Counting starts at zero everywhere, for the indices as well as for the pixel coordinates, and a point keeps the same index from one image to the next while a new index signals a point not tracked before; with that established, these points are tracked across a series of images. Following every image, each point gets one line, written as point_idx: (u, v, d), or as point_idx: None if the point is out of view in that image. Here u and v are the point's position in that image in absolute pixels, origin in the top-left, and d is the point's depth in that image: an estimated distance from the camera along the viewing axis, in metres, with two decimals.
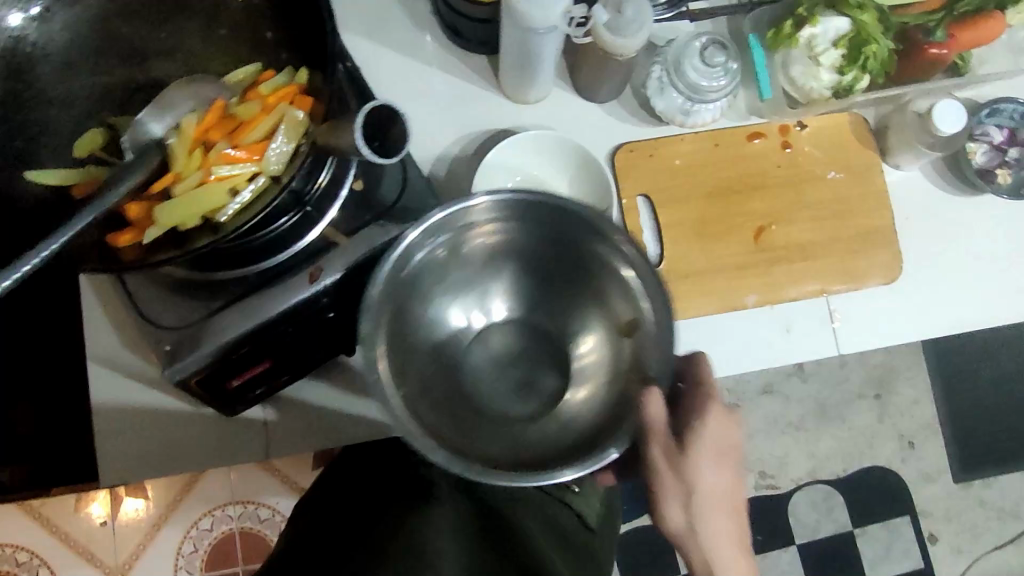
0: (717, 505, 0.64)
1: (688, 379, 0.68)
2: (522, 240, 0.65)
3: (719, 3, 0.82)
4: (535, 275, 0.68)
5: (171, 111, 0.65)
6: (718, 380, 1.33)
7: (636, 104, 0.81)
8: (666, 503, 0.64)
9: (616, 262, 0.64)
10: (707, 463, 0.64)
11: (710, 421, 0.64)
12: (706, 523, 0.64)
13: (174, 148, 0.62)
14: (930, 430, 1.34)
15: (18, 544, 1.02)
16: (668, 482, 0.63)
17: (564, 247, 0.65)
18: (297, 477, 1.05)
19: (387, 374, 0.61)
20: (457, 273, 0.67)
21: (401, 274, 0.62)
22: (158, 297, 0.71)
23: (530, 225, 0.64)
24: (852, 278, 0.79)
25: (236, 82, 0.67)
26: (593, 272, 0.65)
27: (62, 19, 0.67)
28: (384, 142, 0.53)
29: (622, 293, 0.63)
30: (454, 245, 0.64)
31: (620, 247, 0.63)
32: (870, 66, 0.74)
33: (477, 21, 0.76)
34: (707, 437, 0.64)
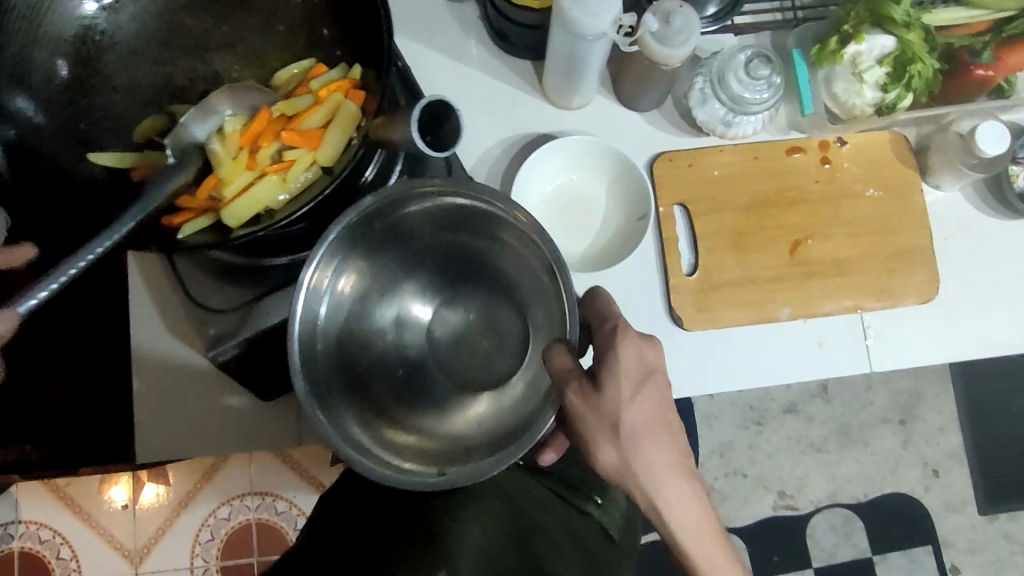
0: (648, 439, 0.62)
1: (597, 316, 0.67)
2: (389, 246, 0.62)
3: (764, 19, 0.83)
4: (434, 265, 0.64)
5: (215, 114, 0.66)
6: (739, 397, 1.33)
7: (677, 115, 0.82)
8: (601, 442, 0.61)
9: (481, 209, 0.61)
10: (629, 395, 0.62)
11: (622, 348, 0.63)
12: (643, 456, 0.61)
13: (222, 152, 0.63)
14: (955, 458, 1.33)
15: (41, 523, 1.19)
16: (588, 418, 0.61)
17: (438, 234, 0.63)
18: (314, 472, 1.22)
19: (331, 417, 0.60)
20: (388, 283, 0.63)
21: (322, 312, 0.60)
22: (208, 281, 0.75)
23: (405, 234, 0.62)
24: (887, 296, 0.79)
25: (282, 83, 0.70)
26: (486, 242, 0.63)
27: (131, 10, 0.70)
28: (436, 133, 0.59)
29: (522, 253, 0.62)
30: (368, 256, 0.61)
31: (468, 194, 0.61)
32: (914, 85, 0.75)
33: (525, 27, 0.78)
34: (620, 364, 0.62)
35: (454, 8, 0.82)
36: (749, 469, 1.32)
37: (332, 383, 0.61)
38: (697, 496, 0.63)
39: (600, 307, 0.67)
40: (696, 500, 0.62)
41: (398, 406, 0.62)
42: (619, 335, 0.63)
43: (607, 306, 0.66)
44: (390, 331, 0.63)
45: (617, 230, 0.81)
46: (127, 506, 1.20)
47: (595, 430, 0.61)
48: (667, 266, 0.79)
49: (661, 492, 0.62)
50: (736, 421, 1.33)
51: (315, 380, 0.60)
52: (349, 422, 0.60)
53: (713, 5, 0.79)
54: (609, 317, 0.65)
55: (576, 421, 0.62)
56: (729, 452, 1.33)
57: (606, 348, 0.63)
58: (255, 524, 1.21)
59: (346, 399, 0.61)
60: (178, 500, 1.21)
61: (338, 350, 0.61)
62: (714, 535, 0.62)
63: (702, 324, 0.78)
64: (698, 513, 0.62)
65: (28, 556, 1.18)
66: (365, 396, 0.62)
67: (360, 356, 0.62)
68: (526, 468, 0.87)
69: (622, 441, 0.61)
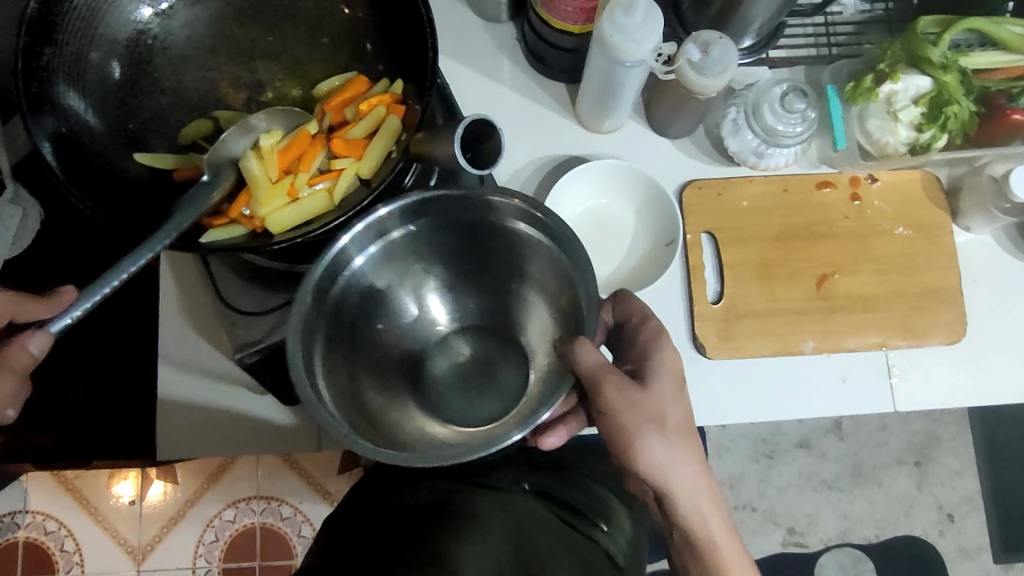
0: (684, 440, 0.62)
1: (628, 316, 0.68)
2: (434, 240, 0.67)
3: (800, 53, 0.84)
4: (460, 274, 0.70)
5: (252, 130, 0.68)
6: (752, 428, 1.32)
7: (708, 144, 0.83)
8: (643, 439, 0.60)
9: (515, 225, 0.65)
10: (671, 394, 0.62)
11: (660, 347, 0.64)
12: (675, 460, 0.61)
13: (257, 170, 0.64)
14: (972, 504, 1.31)
15: (49, 514, 1.21)
16: (631, 413, 0.60)
17: (473, 242, 0.67)
18: (323, 480, 1.23)
19: (327, 391, 0.62)
20: (421, 279, 0.69)
21: (350, 270, 0.65)
22: (239, 283, 0.76)
23: (445, 232, 0.66)
24: (913, 335, 0.79)
25: (323, 94, 0.71)
26: (522, 261, 0.67)
27: (184, 16, 0.72)
28: (477, 153, 0.61)
29: (554, 274, 0.66)
30: (411, 245, 0.66)
31: (508, 209, 0.64)
32: (950, 126, 0.75)
33: (564, 50, 0.79)
34: (660, 364, 0.63)
35: (492, 29, 0.84)
36: (758, 503, 1.31)
37: (323, 331, 0.64)
38: (718, 502, 0.63)
39: (627, 307, 0.69)
40: (717, 506, 0.63)
41: (376, 376, 0.69)
42: (657, 337, 0.65)
43: (638, 305, 0.68)
44: (396, 318, 0.70)
45: (644, 256, 0.81)
46: (134, 503, 1.22)
47: (639, 426, 0.60)
48: (692, 293, 0.79)
49: (694, 494, 0.61)
50: (747, 453, 1.32)
51: (309, 327, 0.62)
52: (318, 369, 0.63)
53: (749, 38, 0.80)
54: (642, 316, 0.67)
55: (615, 417, 0.61)
56: (739, 484, 1.31)
57: (645, 349, 0.65)
58: (259, 528, 1.23)
59: (325, 348, 0.64)
60: (185, 500, 1.22)
61: (344, 312, 0.65)
62: (736, 543, 0.62)
63: (725, 353, 0.78)
64: (719, 523, 0.62)
65: (33, 547, 1.21)
66: (348, 355, 0.66)
67: (365, 325, 0.68)
68: (535, 492, 0.85)
69: (664, 438, 0.61)
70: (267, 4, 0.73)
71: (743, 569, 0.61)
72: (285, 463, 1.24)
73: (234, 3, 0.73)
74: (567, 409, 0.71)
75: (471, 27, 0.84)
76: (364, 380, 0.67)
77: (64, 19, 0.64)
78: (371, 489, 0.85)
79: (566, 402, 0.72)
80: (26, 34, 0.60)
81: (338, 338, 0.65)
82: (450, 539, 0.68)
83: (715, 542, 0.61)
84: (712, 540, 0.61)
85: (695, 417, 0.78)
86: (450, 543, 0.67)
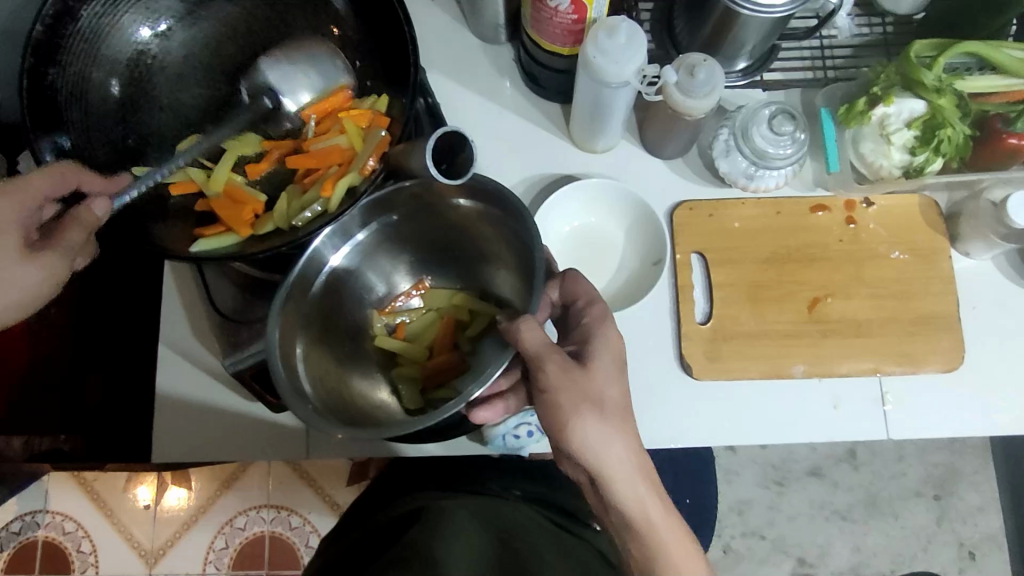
0: (622, 422, 0.63)
1: (576, 298, 0.69)
2: (401, 226, 0.73)
3: (794, 75, 0.84)
4: (431, 260, 0.78)
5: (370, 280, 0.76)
6: (761, 454, 1.30)
7: (700, 164, 0.83)
8: (580, 419, 0.61)
9: (466, 207, 0.70)
10: (610, 375, 0.64)
11: (604, 330, 0.66)
12: (613, 438, 0.62)
13: (416, 354, 0.76)
14: (993, 542, 1.26)
15: (67, 515, 1.25)
16: (568, 393, 0.62)
17: (432, 218, 0.73)
18: (331, 492, 1.25)
19: (305, 374, 0.67)
20: (391, 266, 0.77)
21: (329, 267, 0.71)
22: (236, 296, 0.78)
23: (411, 221, 0.73)
24: (909, 362, 0.77)
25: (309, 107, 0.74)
26: (479, 235, 0.73)
27: (183, 36, 0.75)
28: (451, 163, 0.63)
29: (504, 235, 0.70)
30: (377, 237, 0.73)
31: (457, 196, 0.69)
32: (944, 150, 0.73)
33: (554, 70, 0.80)
34: (603, 344, 0.65)
35: (490, 50, 0.86)
36: (768, 531, 1.28)
37: (303, 329, 0.69)
38: (655, 482, 0.63)
39: (577, 289, 0.69)
40: (653, 486, 0.63)
41: (360, 369, 0.75)
42: (601, 320, 0.66)
43: (585, 288, 0.69)
44: (376, 302, 0.78)
45: (631, 275, 0.82)
46: (149, 508, 1.25)
47: (575, 407, 0.62)
48: (680, 313, 0.78)
49: (629, 474, 0.62)
50: (757, 479, 1.30)
51: (287, 323, 0.67)
52: (298, 359, 0.68)
53: (743, 61, 0.80)
54: (588, 299, 0.68)
55: (554, 395, 0.62)
56: (748, 510, 1.29)
57: (588, 332, 0.66)
58: (268, 537, 1.25)
59: (306, 344, 0.69)
60: (198, 507, 1.25)
61: (320, 309, 0.71)
62: (674, 522, 0.62)
63: (712, 374, 0.77)
64: (653, 505, 0.62)
65: (51, 547, 1.24)
66: (327, 347, 0.72)
67: (347, 319, 0.75)
68: (525, 498, 0.87)
69: (601, 419, 0.62)
70: (263, 25, 0.76)
71: (683, 545, 0.61)
72: (294, 473, 1.26)
73: (230, 24, 0.76)
74: (506, 389, 0.70)
75: (468, 48, 0.86)
76: (347, 371, 0.74)
77: (69, 41, 0.68)
78: (371, 503, 0.91)
79: (506, 380, 0.71)
80: (32, 56, 0.64)
81: (317, 333, 0.71)
82: (436, 538, 0.73)
83: (653, 522, 0.61)
84: (650, 521, 0.61)
85: (682, 438, 0.77)
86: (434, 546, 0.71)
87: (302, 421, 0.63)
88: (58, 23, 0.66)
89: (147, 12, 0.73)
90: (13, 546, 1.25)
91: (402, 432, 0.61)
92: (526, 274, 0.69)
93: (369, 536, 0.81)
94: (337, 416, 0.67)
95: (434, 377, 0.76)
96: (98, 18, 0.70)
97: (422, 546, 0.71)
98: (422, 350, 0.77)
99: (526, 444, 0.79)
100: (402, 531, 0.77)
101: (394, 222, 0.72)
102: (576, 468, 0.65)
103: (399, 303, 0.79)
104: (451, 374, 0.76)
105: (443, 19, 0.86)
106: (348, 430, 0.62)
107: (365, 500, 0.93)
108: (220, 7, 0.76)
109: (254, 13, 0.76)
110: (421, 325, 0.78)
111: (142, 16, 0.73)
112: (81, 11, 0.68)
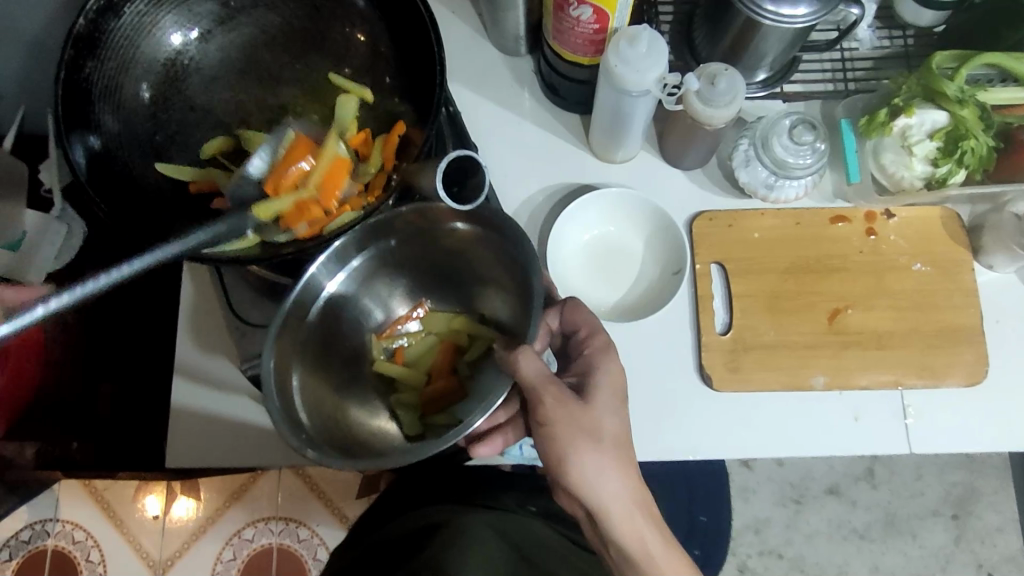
0: (620, 453, 0.62)
1: (576, 327, 0.67)
2: (393, 252, 0.72)
3: (814, 87, 0.84)
4: (429, 285, 0.77)
5: (370, 294, 0.74)
6: (777, 472, 1.28)
7: (720, 176, 0.83)
8: (578, 454, 0.61)
9: (460, 229, 0.69)
10: (610, 408, 0.62)
11: (604, 362, 0.64)
12: (608, 476, 0.62)
13: (412, 376, 0.74)
14: (1015, 564, 1.23)
15: (76, 524, 1.24)
16: (565, 427, 0.61)
17: (429, 243, 0.71)
18: (342, 505, 1.25)
19: (301, 405, 0.66)
20: (387, 292, 0.76)
21: (324, 295, 0.70)
22: (254, 300, 0.79)
23: (408, 246, 0.72)
24: (931, 374, 0.76)
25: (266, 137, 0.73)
26: (478, 258, 0.71)
27: (221, 41, 0.76)
28: (462, 186, 0.68)
29: (501, 258, 0.69)
30: (371, 263, 0.72)
31: (452, 223, 0.69)
32: (967, 161, 0.73)
33: (576, 81, 0.80)
34: (603, 378, 0.63)
35: (511, 62, 0.87)
36: (785, 551, 1.25)
37: (298, 358, 0.68)
38: (651, 511, 0.63)
39: (577, 318, 0.67)
40: (648, 513, 0.63)
41: (358, 397, 0.73)
42: (603, 350, 0.65)
43: (586, 318, 0.67)
44: (374, 327, 0.76)
45: (651, 285, 0.81)
46: (159, 519, 1.25)
47: (572, 441, 0.61)
48: (699, 323, 0.78)
49: (626, 505, 0.62)
50: (774, 497, 1.28)
51: (281, 350, 0.66)
52: (295, 389, 0.66)
53: (763, 72, 0.80)
54: (590, 329, 0.66)
55: (551, 429, 0.61)
56: (764, 529, 1.26)
57: (589, 363, 0.64)
58: (277, 549, 1.24)
59: (303, 373, 0.68)
60: (206, 518, 1.25)
61: (318, 332, 0.70)
62: (668, 545, 0.63)
63: (732, 386, 0.76)
64: (649, 533, 0.63)
65: (59, 556, 1.24)
66: (324, 371, 0.70)
67: (346, 343, 0.73)
68: (540, 514, 0.85)
69: (598, 452, 0.61)
70: (299, 35, 0.77)
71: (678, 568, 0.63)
72: (305, 484, 1.26)
73: (267, 31, 0.77)
74: (502, 421, 0.69)
75: (490, 58, 0.87)
76: (344, 399, 0.72)
77: (109, 37, 0.69)
78: (385, 502, 0.91)
79: (505, 413, 0.70)
80: (72, 48, 0.65)
81: (314, 359, 0.70)
82: (449, 556, 0.71)
83: (648, 548, 0.62)
84: (646, 548, 0.62)
85: (700, 450, 0.76)
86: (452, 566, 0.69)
87: (294, 450, 0.61)
88: (100, 18, 0.67)
89: (187, 16, 0.74)
90: (22, 555, 1.24)
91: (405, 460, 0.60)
92: (525, 301, 0.68)
93: (380, 541, 0.80)
94: (326, 445, 0.65)
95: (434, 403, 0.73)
96: (140, 17, 0.71)
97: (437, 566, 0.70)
98: (421, 375, 0.75)
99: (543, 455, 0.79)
100: (416, 543, 0.76)
101: (397, 247, 0.71)
102: (572, 500, 0.65)
103: (398, 328, 0.77)
104: (450, 398, 0.73)
105: (465, 30, 0.87)
106: (343, 463, 0.61)
107: (378, 502, 0.94)
108: (259, 15, 0.77)
109: (292, 22, 0.77)
110: (415, 348, 0.76)
111: (182, 20, 0.74)
112: (125, 8, 0.69)
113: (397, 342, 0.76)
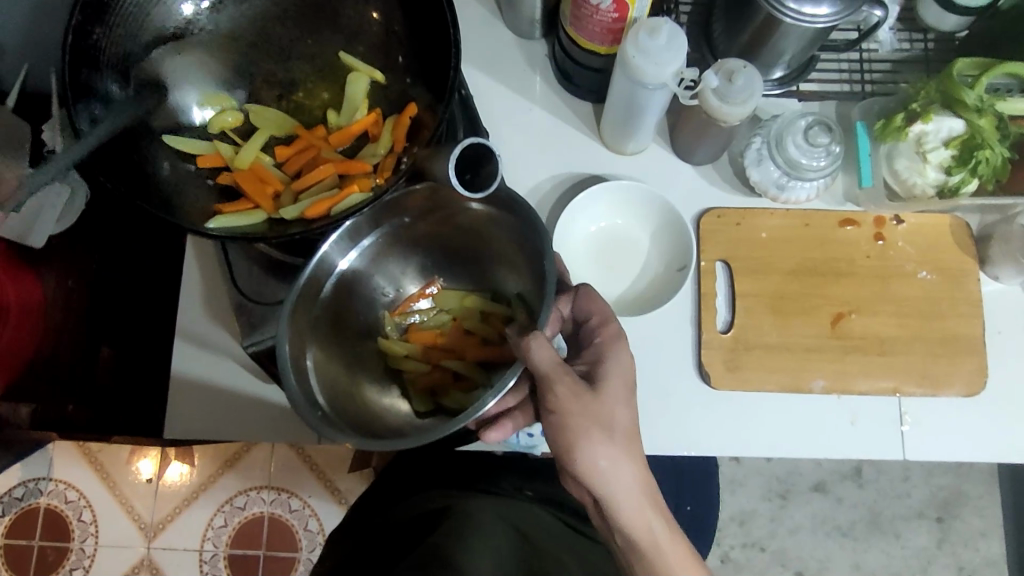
0: (630, 445, 0.63)
1: (590, 316, 0.68)
2: (408, 230, 0.72)
3: (830, 87, 0.83)
4: (442, 263, 0.76)
5: (383, 274, 0.74)
6: (766, 466, 1.29)
7: (731, 172, 0.83)
8: (589, 444, 0.62)
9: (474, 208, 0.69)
10: (621, 399, 0.63)
11: (616, 351, 0.65)
12: (620, 466, 0.62)
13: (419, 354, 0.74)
14: (994, 568, 1.25)
15: (69, 484, 1.25)
16: (578, 417, 0.61)
17: (444, 220, 0.71)
18: (333, 478, 1.26)
19: (318, 388, 0.66)
20: (400, 270, 0.75)
21: (337, 271, 0.70)
22: (255, 275, 0.78)
23: (424, 222, 0.72)
24: (929, 383, 0.76)
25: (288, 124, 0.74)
26: (493, 238, 0.71)
27: (232, 11, 0.75)
28: (475, 174, 0.64)
29: (520, 245, 0.68)
30: (384, 242, 0.72)
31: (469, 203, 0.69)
32: (981, 171, 0.73)
33: (592, 69, 0.79)
34: (614, 367, 0.64)
35: (525, 45, 0.85)
36: (769, 543, 1.27)
37: (312, 336, 0.68)
38: (658, 500, 0.64)
39: (592, 307, 0.68)
40: (656, 503, 0.64)
41: (370, 377, 0.73)
42: (615, 340, 0.65)
43: (600, 307, 0.68)
44: (387, 305, 0.75)
45: (655, 279, 0.81)
46: (151, 481, 1.26)
47: (584, 430, 0.61)
48: (701, 321, 0.78)
49: (636, 497, 0.63)
50: (760, 491, 1.29)
51: (297, 328, 0.66)
52: (309, 369, 0.66)
53: (780, 70, 0.79)
54: (603, 318, 0.67)
55: (563, 417, 0.62)
56: (750, 521, 1.28)
57: (600, 352, 0.65)
58: (267, 518, 1.25)
59: (317, 350, 0.68)
60: (198, 484, 1.26)
61: (330, 308, 0.70)
62: (676, 537, 0.63)
63: (731, 384, 0.76)
64: (659, 525, 0.63)
65: (52, 514, 1.25)
66: (337, 345, 0.71)
67: (358, 321, 0.73)
68: (537, 498, 0.85)
69: (610, 443, 0.62)
70: (312, 9, 0.76)
71: (685, 560, 0.63)
72: (298, 456, 1.26)
73: (280, 4, 0.75)
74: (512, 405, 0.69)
75: (503, 39, 0.85)
76: (357, 377, 0.71)
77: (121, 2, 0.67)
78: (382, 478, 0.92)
79: (514, 396, 0.70)
80: (80, 13, 0.63)
81: (325, 335, 0.70)
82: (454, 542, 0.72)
83: (657, 539, 0.62)
84: (653, 539, 0.62)
85: (697, 446, 0.76)
86: (456, 551, 0.70)
87: (311, 427, 0.62)
88: None
89: None
90: (15, 511, 1.25)
91: (418, 443, 0.60)
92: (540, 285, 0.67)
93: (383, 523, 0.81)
94: (341, 423, 0.65)
95: (443, 382, 0.73)
96: None
97: (441, 550, 0.70)
98: (431, 352, 0.74)
99: (539, 443, 0.80)
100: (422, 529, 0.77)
101: (414, 223, 0.71)
102: (580, 487, 0.66)
103: (411, 304, 0.76)
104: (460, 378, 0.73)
105: (479, 10, 0.86)
106: (360, 441, 0.61)
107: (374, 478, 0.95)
108: None
109: None
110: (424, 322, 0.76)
111: None
112: None
113: (408, 316, 0.76)
